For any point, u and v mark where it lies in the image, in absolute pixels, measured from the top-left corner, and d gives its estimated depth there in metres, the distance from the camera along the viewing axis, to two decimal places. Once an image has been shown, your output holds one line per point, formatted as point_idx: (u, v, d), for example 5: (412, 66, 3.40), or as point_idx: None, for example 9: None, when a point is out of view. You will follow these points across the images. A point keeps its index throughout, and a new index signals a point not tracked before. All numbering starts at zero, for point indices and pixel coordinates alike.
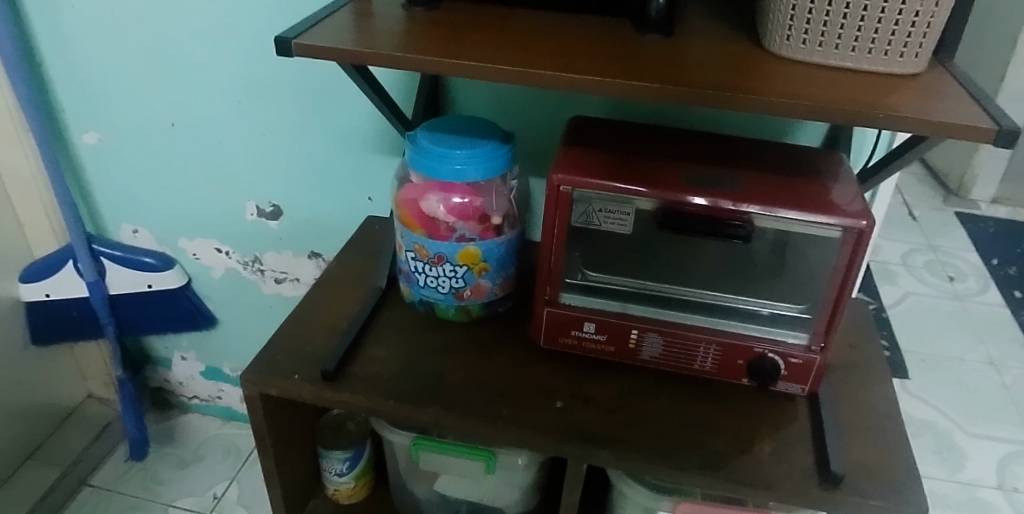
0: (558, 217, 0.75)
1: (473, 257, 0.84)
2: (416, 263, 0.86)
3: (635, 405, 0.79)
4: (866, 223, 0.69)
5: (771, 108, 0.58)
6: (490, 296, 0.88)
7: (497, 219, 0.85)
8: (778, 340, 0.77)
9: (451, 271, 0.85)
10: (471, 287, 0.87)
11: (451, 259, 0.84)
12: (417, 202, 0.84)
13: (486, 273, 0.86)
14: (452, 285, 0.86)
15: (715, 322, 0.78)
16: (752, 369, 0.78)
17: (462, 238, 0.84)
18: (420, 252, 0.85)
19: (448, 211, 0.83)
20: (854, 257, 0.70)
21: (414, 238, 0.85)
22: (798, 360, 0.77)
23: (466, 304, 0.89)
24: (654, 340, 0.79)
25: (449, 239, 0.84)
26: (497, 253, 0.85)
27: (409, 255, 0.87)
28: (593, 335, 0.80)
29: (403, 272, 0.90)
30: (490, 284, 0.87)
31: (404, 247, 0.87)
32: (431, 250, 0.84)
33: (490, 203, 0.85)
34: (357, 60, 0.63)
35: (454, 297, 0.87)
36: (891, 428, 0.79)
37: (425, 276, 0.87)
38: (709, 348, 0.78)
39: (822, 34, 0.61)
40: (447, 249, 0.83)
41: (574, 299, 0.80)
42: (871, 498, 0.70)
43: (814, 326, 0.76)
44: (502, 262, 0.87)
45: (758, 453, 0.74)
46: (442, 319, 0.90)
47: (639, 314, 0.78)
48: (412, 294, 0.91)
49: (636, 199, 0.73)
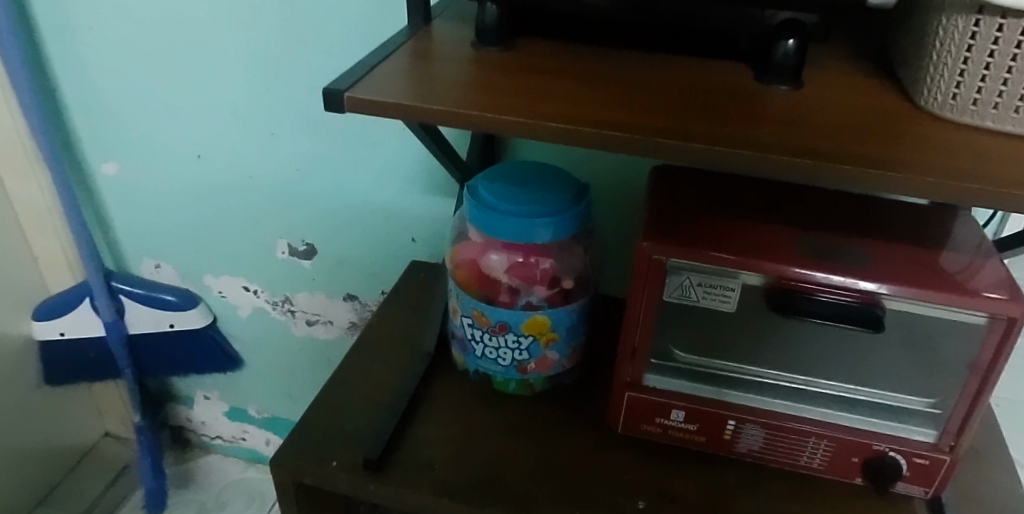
0: (649, 291, 0.64)
1: (541, 326, 0.72)
2: (474, 332, 0.75)
3: (730, 506, 0.67)
4: (1022, 311, 0.56)
5: (914, 188, 0.45)
6: (557, 369, 0.77)
7: (568, 283, 0.74)
8: (900, 436, 0.65)
9: (514, 342, 0.73)
10: (536, 360, 0.75)
11: (514, 328, 0.72)
12: (476, 262, 0.74)
13: (554, 344, 0.74)
14: (515, 357, 0.75)
15: (827, 414, 0.66)
16: (868, 469, 0.66)
17: (528, 305, 0.73)
18: (479, 320, 0.73)
19: (513, 274, 0.73)
20: (1002, 346, 0.59)
21: (471, 303, 0.73)
22: (923, 461, 0.64)
23: (529, 378, 0.77)
24: (754, 432, 0.68)
25: (513, 307, 0.72)
26: (567, 322, 0.73)
27: (465, 322, 0.75)
28: (683, 423, 0.69)
29: (456, 339, 0.78)
30: (557, 356, 0.76)
31: (458, 313, 0.75)
32: (492, 318, 0.72)
33: (560, 264, 0.74)
34: (415, 118, 0.52)
35: (516, 370, 0.76)
36: None
37: (484, 346, 0.75)
38: (819, 444, 0.67)
39: (999, 95, 0.47)
40: (511, 317, 0.71)
41: (661, 382, 0.69)
42: None
43: (946, 423, 0.63)
44: (573, 331, 0.75)
45: None
46: (501, 392, 0.79)
47: (737, 402, 0.67)
48: (466, 363, 0.79)
49: (744, 273, 0.61)
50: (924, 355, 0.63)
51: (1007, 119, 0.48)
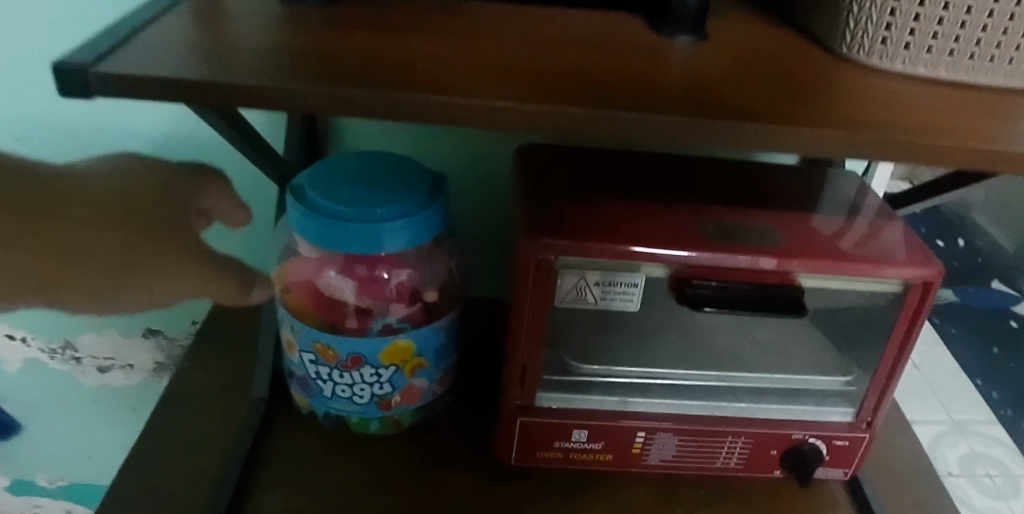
0: (539, 298, 0.52)
1: (403, 352, 0.58)
2: (320, 369, 0.59)
3: None
4: (933, 273, 0.52)
5: (876, 147, 0.37)
6: (428, 398, 0.62)
7: (431, 295, 0.60)
8: (817, 420, 0.59)
9: (372, 376, 0.58)
10: (402, 393, 0.60)
11: (370, 360, 0.57)
12: (312, 283, 0.58)
13: (422, 371, 0.60)
14: (374, 393, 0.59)
15: (742, 408, 0.59)
16: (787, 460, 0.60)
17: (385, 329, 0.58)
18: (324, 355, 0.58)
19: (360, 293, 0.57)
20: (917, 314, 0.54)
21: (312, 335, 0.57)
22: (843, 442, 0.59)
23: (394, 414, 0.62)
24: (665, 441, 0.58)
25: (365, 334, 0.57)
26: (435, 342, 0.60)
27: (306, 360, 0.59)
28: (586, 443, 0.58)
29: (296, 378, 0.62)
30: (427, 383, 0.61)
31: (297, 349, 0.59)
32: (341, 350, 0.57)
33: (418, 272, 0.59)
34: (203, 96, 0.35)
35: (377, 408, 0.60)
36: (938, 499, 0.65)
37: (334, 385, 0.59)
38: (736, 442, 0.59)
39: (934, 35, 0.42)
40: (365, 347, 0.56)
41: (559, 401, 0.57)
42: None
43: (862, 399, 0.59)
44: (442, 351, 0.61)
45: None
46: (359, 434, 0.63)
47: (644, 410, 0.58)
48: (312, 406, 0.62)
49: (644, 265, 0.52)
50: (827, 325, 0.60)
51: (942, 63, 0.43)
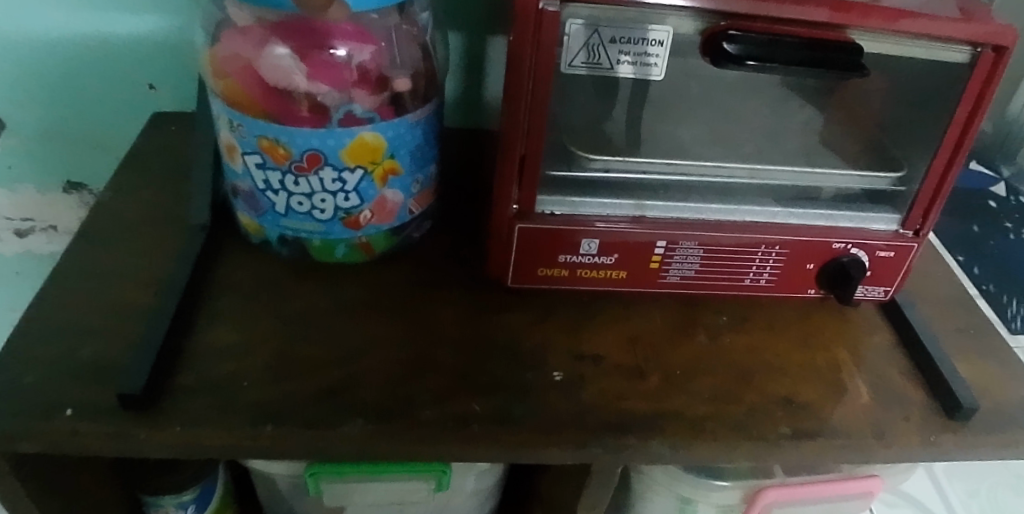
0: (544, 63, 0.41)
1: (370, 151, 0.47)
2: (269, 176, 0.48)
3: (670, 355, 0.50)
4: (1013, 35, 0.43)
5: None
6: (402, 216, 0.52)
7: (402, 84, 0.48)
8: (860, 227, 0.51)
9: (334, 183, 0.47)
10: (372, 208, 0.50)
11: (332, 161, 0.46)
12: (253, 64, 0.46)
13: (395, 179, 0.49)
14: (338, 205, 0.49)
15: (776, 213, 0.50)
16: (825, 275, 0.52)
17: (345, 120, 0.46)
18: (272, 155, 0.46)
19: (316, 74, 0.45)
20: (986, 91, 0.45)
21: (256, 128, 0.46)
22: (887, 254, 0.52)
23: (363, 236, 0.51)
24: (689, 252, 0.50)
25: (322, 127, 0.45)
26: (410, 141, 0.49)
27: (251, 166, 0.48)
28: (596, 258, 0.49)
29: (241, 194, 0.51)
30: (401, 197, 0.51)
31: (239, 153, 0.48)
32: (293, 146, 0.46)
33: (386, 52, 0.49)
34: None
35: (342, 227, 0.50)
36: (977, 323, 0.59)
37: (289, 197, 0.48)
38: (769, 254, 0.51)
39: None
40: (323, 141, 0.45)
41: (563, 206, 0.48)
42: (1011, 430, 0.49)
43: (910, 202, 0.51)
44: (419, 157, 0.50)
45: (856, 394, 0.50)
46: (324, 263, 0.53)
47: (664, 216, 0.49)
48: (264, 230, 0.52)
49: (673, 15, 0.41)
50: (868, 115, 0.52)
51: None
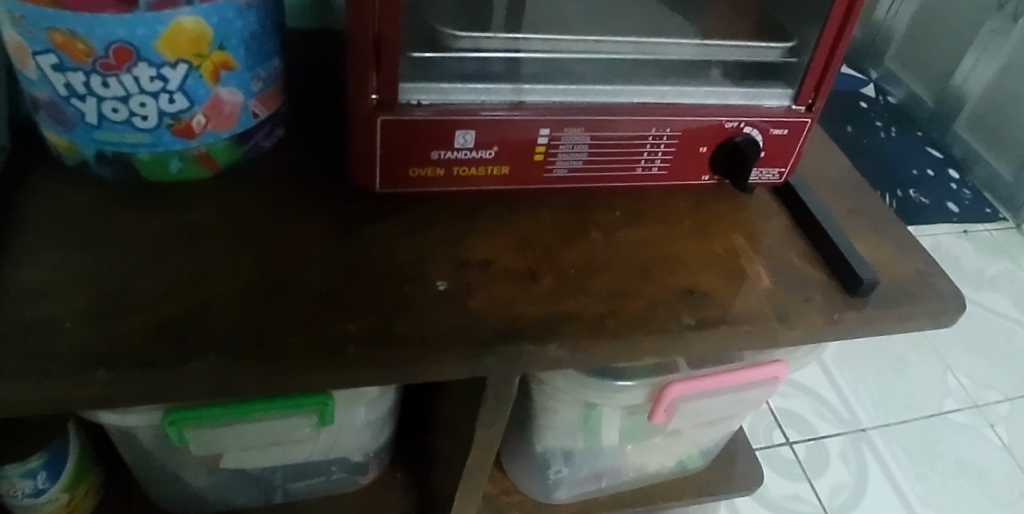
0: None
1: (194, 41, 0.39)
2: (70, 80, 0.38)
3: (561, 254, 0.46)
4: None
5: None
6: (244, 120, 0.45)
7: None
8: (753, 105, 0.48)
9: (154, 83, 0.39)
10: (206, 111, 0.42)
11: (146, 54, 0.38)
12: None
13: (229, 75, 0.42)
14: (162, 110, 0.41)
15: (665, 92, 0.46)
16: (717, 158, 0.49)
17: (158, 3, 0.36)
18: (68, 51, 0.37)
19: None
20: None
21: (41, 19, 0.36)
22: (781, 132, 0.49)
23: (199, 145, 0.44)
24: (575, 141, 0.45)
25: (127, 14, 0.36)
26: (243, 27, 0.41)
27: (44, 68, 0.38)
28: (474, 153, 0.44)
29: (41, 105, 0.41)
30: (240, 96, 0.43)
31: (26, 51, 0.38)
32: (93, 38, 0.36)
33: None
34: None
35: (171, 136, 0.42)
36: (869, 201, 0.58)
37: (99, 104, 0.39)
38: (659, 138, 0.47)
39: None
40: (131, 30, 0.37)
41: (431, 94, 0.42)
42: (907, 303, 0.49)
43: (804, 75, 0.48)
44: (256, 46, 0.43)
45: (756, 279, 0.48)
46: (156, 182, 0.45)
47: (547, 100, 0.44)
48: (75, 147, 0.43)
49: None
50: None
51: None
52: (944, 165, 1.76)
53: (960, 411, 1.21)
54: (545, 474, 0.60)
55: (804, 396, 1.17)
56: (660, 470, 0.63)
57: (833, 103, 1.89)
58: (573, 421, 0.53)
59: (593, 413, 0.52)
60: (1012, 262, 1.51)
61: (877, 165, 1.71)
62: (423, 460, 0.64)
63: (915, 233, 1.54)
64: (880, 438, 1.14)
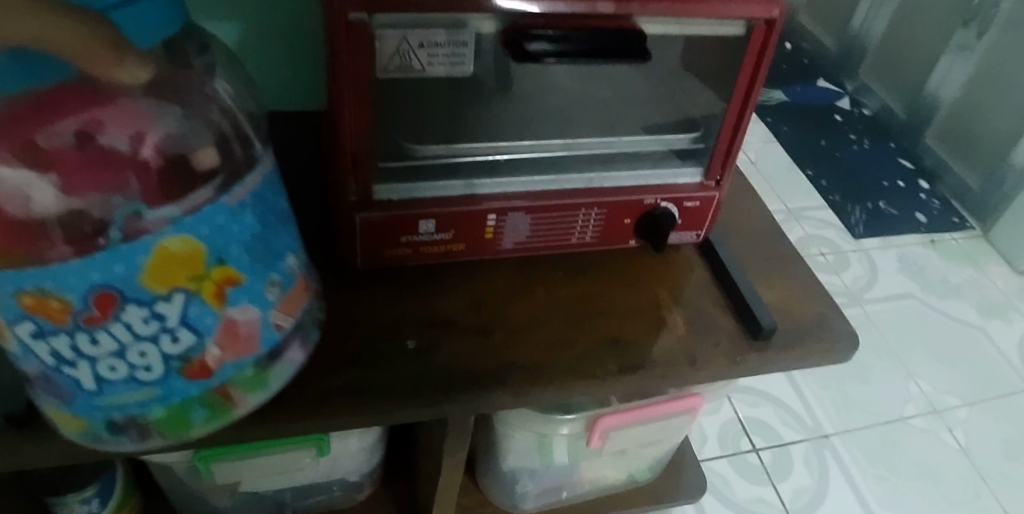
0: (354, 69, 0.45)
1: (181, 262, 0.36)
2: (60, 343, 0.37)
3: (511, 313, 0.56)
4: (778, 10, 0.50)
5: None
6: (262, 335, 0.43)
7: (207, 158, 0.40)
8: (670, 183, 0.58)
9: (150, 324, 0.37)
10: (217, 339, 0.40)
11: (132, 294, 0.36)
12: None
13: (235, 290, 0.40)
14: (166, 350, 0.39)
15: (593, 178, 0.56)
16: (640, 227, 0.60)
17: (128, 227, 0.35)
18: (44, 316, 0.36)
19: (68, 182, 0.35)
20: (762, 58, 0.52)
21: (6, 284, 0.34)
22: (694, 203, 0.60)
23: (218, 379, 0.42)
24: (517, 221, 0.56)
25: (102, 257, 0.34)
26: (240, 233, 0.39)
27: (26, 335, 0.37)
28: (435, 235, 0.55)
29: (38, 378, 0.40)
30: (250, 309, 0.41)
31: (4, 326, 0.37)
32: (67, 294, 0.35)
33: (144, 111, 0.38)
34: None
35: (183, 377, 0.41)
36: (783, 251, 0.68)
37: (96, 364, 0.38)
38: (589, 214, 0.57)
39: None
40: (109, 271, 0.35)
41: (400, 192, 0.52)
42: (805, 344, 0.59)
43: (711, 156, 0.58)
44: (259, 251, 0.41)
45: (673, 327, 0.58)
46: (181, 433, 0.44)
47: (494, 190, 0.54)
48: (86, 422, 0.42)
49: (471, 17, 0.45)
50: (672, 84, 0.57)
51: None
52: (915, 176, 1.85)
53: (920, 416, 1.28)
54: (513, 489, 0.70)
55: (769, 404, 1.26)
56: (613, 481, 0.73)
57: (806, 117, 1.99)
58: (531, 446, 0.64)
59: (546, 439, 0.63)
60: (976, 270, 1.60)
61: (849, 179, 1.80)
62: (410, 479, 0.74)
63: (883, 245, 1.62)
64: (842, 444, 1.22)
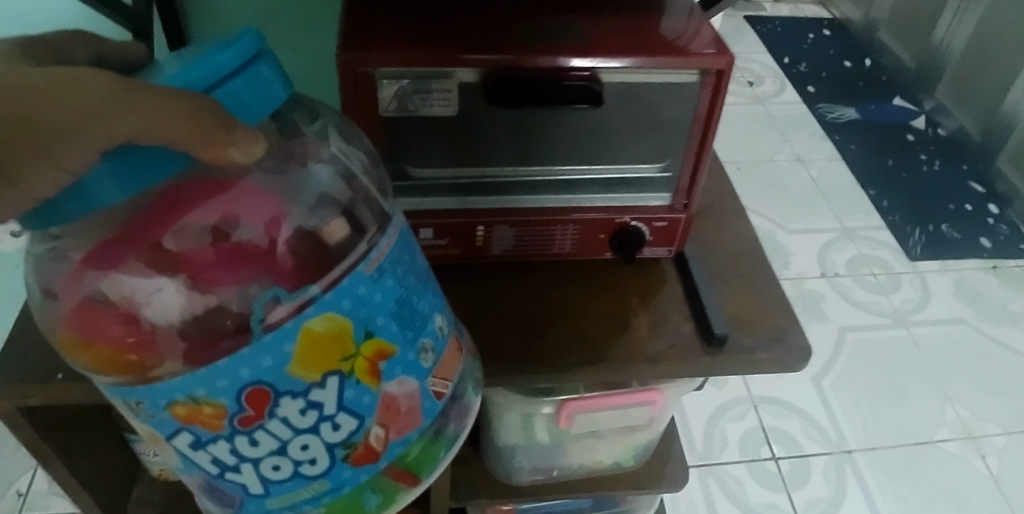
0: (364, 109, 0.59)
1: (327, 343, 0.36)
2: (221, 445, 0.38)
3: (496, 309, 0.68)
4: (727, 61, 0.59)
5: None
6: (425, 405, 0.42)
7: (334, 229, 0.42)
8: (640, 205, 0.68)
9: (309, 415, 0.38)
10: (379, 418, 0.40)
11: (285, 387, 0.36)
12: (104, 298, 0.38)
13: (388, 364, 0.39)
14: (326, 436, 0.39)
15: (569, 199, 0.67)
16: (614, 243, 0.69)
17: (268, 314, 0.36)
18: (206, 425, 0.37)
19: (206, 277, 0.37)
20: (716, 100, 0.62)
21: (159, 396, 0.36)
22: (662, 224, 0.69)
23: (385, 459, 0.42)
24: (504, 233, 0.68)
25: (249, 356, 0.35)
26: (387, 303, 0.39)
27: (191, 446, 0.39)
28: (435, 241, 0.67)
29: (208, 480, 0.42)
30: (405, 381, 0.41)
31: (165, 438, 0.39)
32: (218, 398, 0.36)
33: (267, 190, 0.39)
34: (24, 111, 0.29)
35: (349, 464, 0.41)
36: (758, 268, 0.76)
37: (264, 461, 0.39)
38: (567, 229, 0.68)
39: None
40: (258, 369, 0.35)
41: (405, 204, 0.65)
42: (758, 351, 0.67)
43: (677, 183, 0.67)
44: (406, 319, 0.40)
45: (637, 330, 0.67)
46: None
47: (483, 206, 0.66)
48: None
49: (455, 71, 0.58)
50: (643, 114, 0.65)
51: None
52: (984, 200, 1.81)
53: (953, 441, 1.29)
54: (509, 463, 0.81)
55: (795, 416, 1.30)
56: (600, 464, 0.83)
57: (874, 135, 1.98)
58: (518, 424, 0.76)
59: (530, 418, 0.75)
60: None
61: (913, 200, 1.79)
62: None
63: (940, 268, 1.61)
64: (865, 460, 1.25)
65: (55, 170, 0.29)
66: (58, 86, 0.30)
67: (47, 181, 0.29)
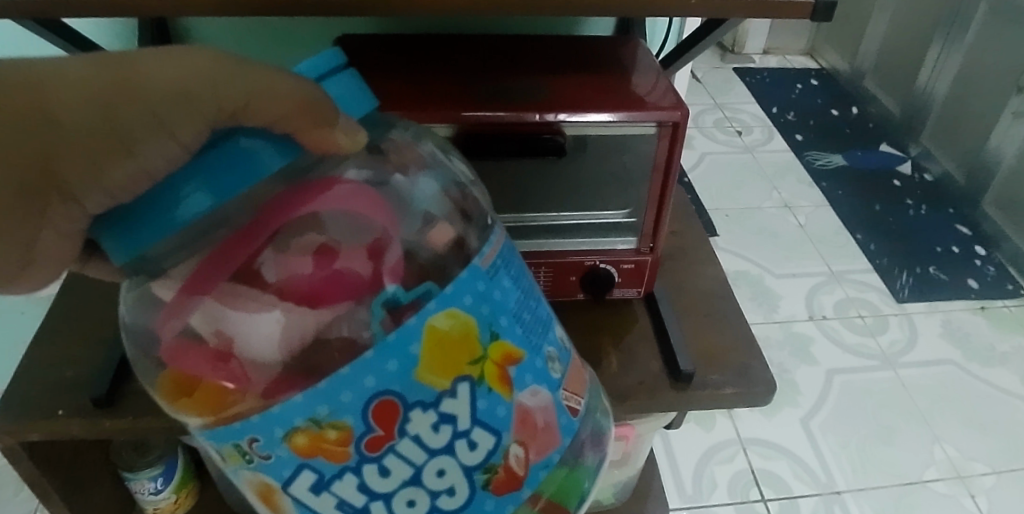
0: None
1: (453, 343, 0.37)
2: (350, 476, 0.38)
3: None
4: (681, 113, 0.64)
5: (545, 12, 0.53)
6: (559, 419, 0.43)
7: (443, 235, 0.45)
8: (608, 248, 0.72)
9: (443, 431, 0.38)
10: (516, 433, 0.40)
11: (418, 399, 0.37)
12: (194, 334, 0.38)
13: (516, 370, 0.40)
14: (463, 455, 0.39)
15: (542, 244, 0.72)
16: (585, 284, 0.74)
17: (389, 319, 0.37)
18: (332, 456, 0.37)
19: (310, 288, 0.38)
20: (673, 150, 0.66)
21: (279, 422, 0.36)
22: (630, 266, 0.73)
23: (528, 483, 0.41)
24: None
25: (374, 367, 0.35)
26: (507, 306, 0.40)
27: (315, 488, 0.39)
28: None
29: None
30: (534, 388, 0.41)
31: (291, 483, 0.39)
32: (346, 419, 0.36)
33: (365, 187, 0.40)
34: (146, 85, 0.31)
35: (491, 491, 0.40)
36: (726, 308, 0.79)
37: (402, 493, 0.39)
38: (539, 272, 0.72)
39: None
40: (390, 381, 0.36)
41: None
42: (724, 386, 0.70)
43: (642, 228, 0.72)
44: (525, 328, 0.41)
45: (607, 367, 0.71)
46: None
47: None
48: None
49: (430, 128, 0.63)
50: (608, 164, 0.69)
51: None
52: (971, 242, 1.84)
53: (942, 480, 1.30)
54: None
55: (784, 458, 1.31)
56: None
57: (861, 181, 2.03)
58: None
59: None
60: None
61: (900, 243, 1.82)
62: None
63: (928, 309, 1.64)
64: (854, 501, 1.25)
65: (172, 142, 0.32)
66: (167, 62, 0.32)
67: (160, 152, 0.32)
